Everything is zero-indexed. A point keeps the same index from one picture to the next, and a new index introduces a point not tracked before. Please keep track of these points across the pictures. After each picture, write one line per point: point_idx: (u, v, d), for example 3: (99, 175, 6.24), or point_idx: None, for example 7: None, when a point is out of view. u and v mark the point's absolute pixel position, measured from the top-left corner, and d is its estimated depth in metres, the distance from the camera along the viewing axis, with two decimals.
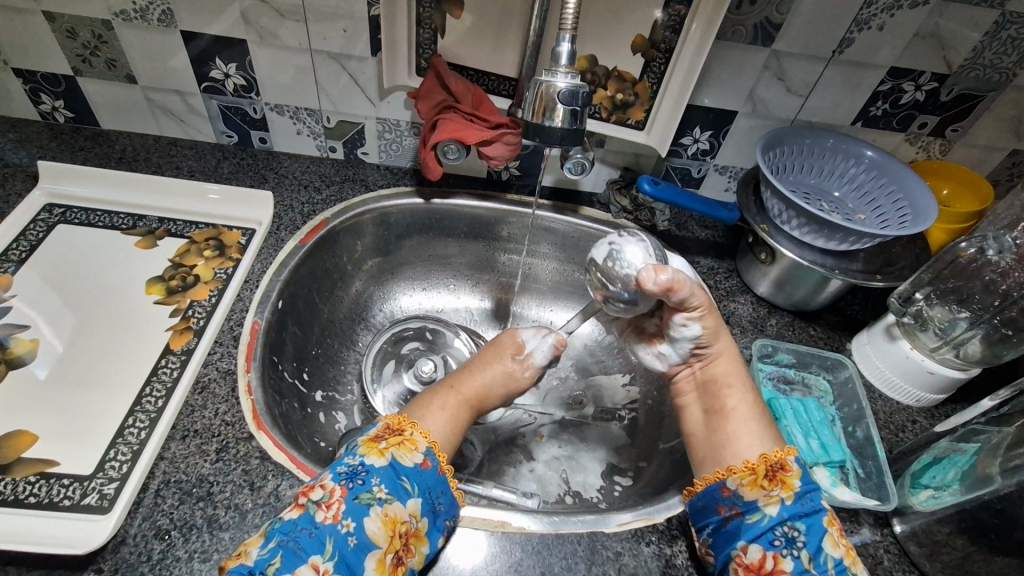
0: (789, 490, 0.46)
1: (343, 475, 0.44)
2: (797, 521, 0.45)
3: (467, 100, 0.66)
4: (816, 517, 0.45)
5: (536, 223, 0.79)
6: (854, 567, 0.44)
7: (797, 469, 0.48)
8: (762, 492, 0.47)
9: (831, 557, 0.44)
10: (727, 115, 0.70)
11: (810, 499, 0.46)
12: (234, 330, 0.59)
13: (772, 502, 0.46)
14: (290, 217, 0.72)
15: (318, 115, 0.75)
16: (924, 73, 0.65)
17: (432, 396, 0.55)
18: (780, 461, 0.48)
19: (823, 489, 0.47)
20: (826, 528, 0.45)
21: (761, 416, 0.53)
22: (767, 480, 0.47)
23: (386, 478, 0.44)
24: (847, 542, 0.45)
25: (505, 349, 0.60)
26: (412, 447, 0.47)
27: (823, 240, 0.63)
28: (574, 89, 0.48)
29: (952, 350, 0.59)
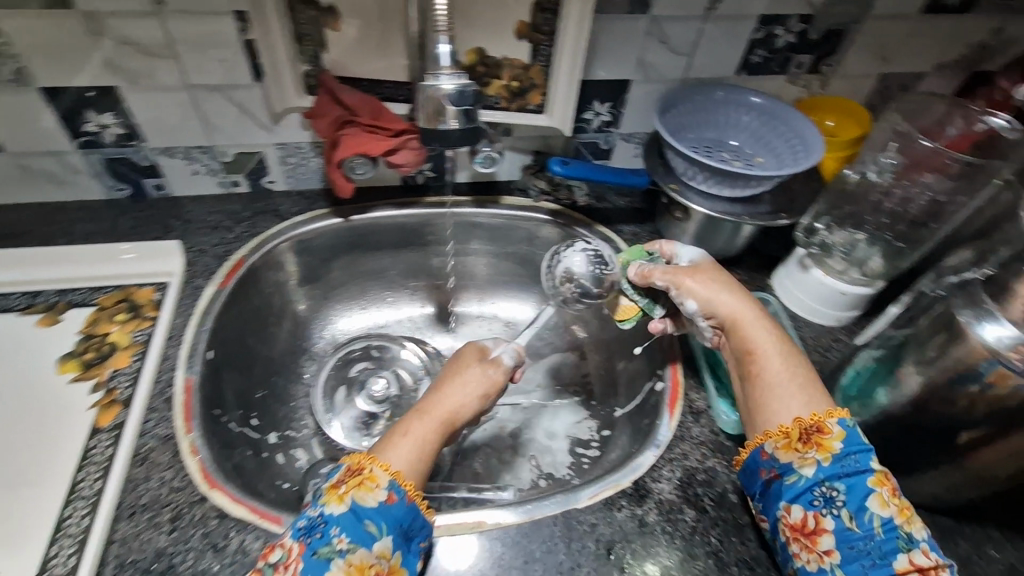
0: (826, 452, 0.45)
1: (303, 529, 0.43)
2: (836, 481, 0.44)
3: (365, 110, 0.64)
4: (861, 476, 0.44)
5: (461, 221, 0.79)
6: (907, 526, 0.42)
7: (838, 430, 0.46)
8: (797, 454, 0.46)
9: (877, 516, 0.42)
10: (622, 84, 0.72)
11: (854, 459, 0.44)
12: (167, 392, 0.56)
13: (807, 464, 0.45)
14: (204, 262, 0.69)
15: (212, 151, 0.71)
16: (791, 17, 0.69)
17: (397, 428, 0.51)
18: (816, 424, 0.47)
19: (870, 448, 0.45)
20: (872, 488, 0.43)
21: (799, 376, 0.50)
22: (803, 442, 0.46)
23: (347, 525, 0.42)
24: (900, 502, 0.43)
25: (470, 356, 0.58)
26: (374, 484, 0.45)
27: (729, 190, 0.66)
28: (460, 88, 0.49)
29: (857, 269, 0.64)
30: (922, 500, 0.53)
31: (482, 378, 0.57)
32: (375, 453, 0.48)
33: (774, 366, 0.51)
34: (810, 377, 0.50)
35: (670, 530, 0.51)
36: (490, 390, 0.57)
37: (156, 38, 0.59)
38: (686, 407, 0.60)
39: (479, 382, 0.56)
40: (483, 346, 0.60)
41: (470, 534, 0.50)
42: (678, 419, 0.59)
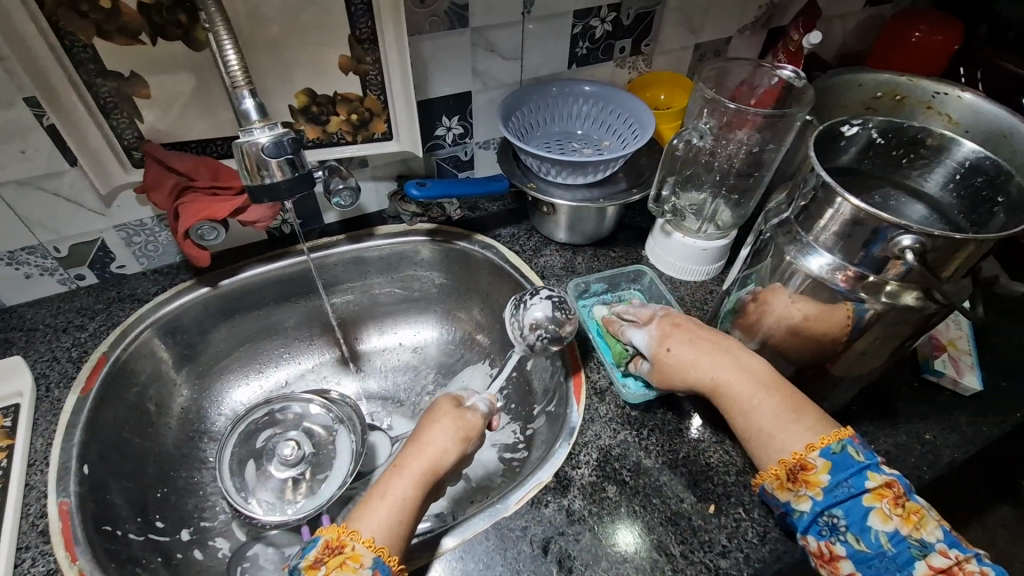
0: (816, 488, 0.45)
1: None
2: (833, 509, 0.44)
3: (202, 173, 0.62)
4: (855, 500, 0.44)
5: (339, 261, 0.77)
6: (915, 533, 0.42)
7: (822, 462, 0.45)
8: (792, 493, 0.47)
9: (882, 533, 0.42)
10: (464, 97, 0.74)
11: (847, 486, 0.44)
12: (39, 525, 0.51)
13: (803, 501, 0.46)
14: (59, 370, 0.62)
15: (41, 249, 0.65)
16: (602, 7, 0.74)
17: (374, 490, 0.49)
18: (800, 461, 0.46)
19: (860, 466, 0.44)
20: (869, 506, 0.43)
21: (785, 407, 0.49)
22: (792, 481, 0.46)
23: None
24: (905, 509, 0.43)
25: (444, 409, 0.55)
26: (356, 565, 0.44)
27: (582, 177, 0.70)
28: (277, 139, 0.47)
29: (711, 224, 0.70)
30: None
31: (462, 426, 0.54)
32: (354, 524, 0.46)
33: (753, 410, 0.50)
34: (791, 404, 0.49)
35: (596, 510, 0.53)
36: (470, 435, 0.54)
37: None
38: (590, 389, 0.63)
39: (453, 430, 0.53)
40: (455, 396, 0.58)
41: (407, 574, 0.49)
42: (585, 403, 0.62)
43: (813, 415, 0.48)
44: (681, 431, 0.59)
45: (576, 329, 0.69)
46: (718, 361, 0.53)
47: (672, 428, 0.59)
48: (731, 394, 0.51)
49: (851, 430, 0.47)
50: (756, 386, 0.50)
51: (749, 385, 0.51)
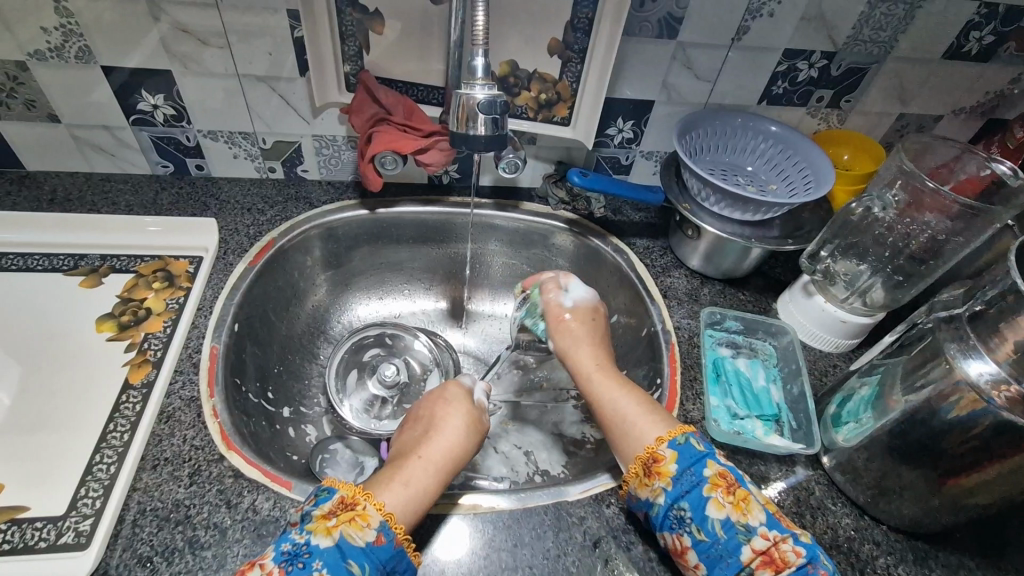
0: (666, 478, 0.49)
1: (285, 555, 0.43)
2: (681, 501, 0.48)
3: (399, 110, 0.69)
4: (697, 490, 0.48)
5: (479, 221, 0.82)
6: (743, 519, 0.46)
7: (669, 453, 0.50)
8: (648, 488, 0.50)
9: (717, 521, 0.46)
10: (646, 104, 0.75)
11: (689, 475, 0.49)
12: (193, 357, 0.60)
13: (657, 495, 0.49)
14: (237, 241, 0.73)
15: (253, 137, 0.75)
16: (814, 53, 0.72)
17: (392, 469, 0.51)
18: (652, 455, 0.51)
19: (701, 456, 0.50)
20: (707, 496, 0.47)
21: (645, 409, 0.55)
22: (647, 475, 0.50)
23: (329, 561, 0.42)
24: (735, 497, 0.47)
25: (461, 401, 0.60)
26: (364, 523, 0.45)
27: (740, 213, 0.69)
28: (492, 99, 0.54)
29: (859, 298, 0.67)
30: (902, 524, 0.55)
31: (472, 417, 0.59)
32: (370, 490, 0.48)
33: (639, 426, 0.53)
34: (641, 407, 0.55)
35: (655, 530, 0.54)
36: (478, 425, 0.59)
37: (212, 28, 0.63)
38: (681, 416, 0.63)
39: (463, 414, 0.58)
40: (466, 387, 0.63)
41: (462, 516, 0.53)
42: None
43: (660, 414, 0.55)
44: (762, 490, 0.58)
45: (684, 355, 0.68)
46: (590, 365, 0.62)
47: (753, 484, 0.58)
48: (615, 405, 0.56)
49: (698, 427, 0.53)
50: (624, 391, 0.57)
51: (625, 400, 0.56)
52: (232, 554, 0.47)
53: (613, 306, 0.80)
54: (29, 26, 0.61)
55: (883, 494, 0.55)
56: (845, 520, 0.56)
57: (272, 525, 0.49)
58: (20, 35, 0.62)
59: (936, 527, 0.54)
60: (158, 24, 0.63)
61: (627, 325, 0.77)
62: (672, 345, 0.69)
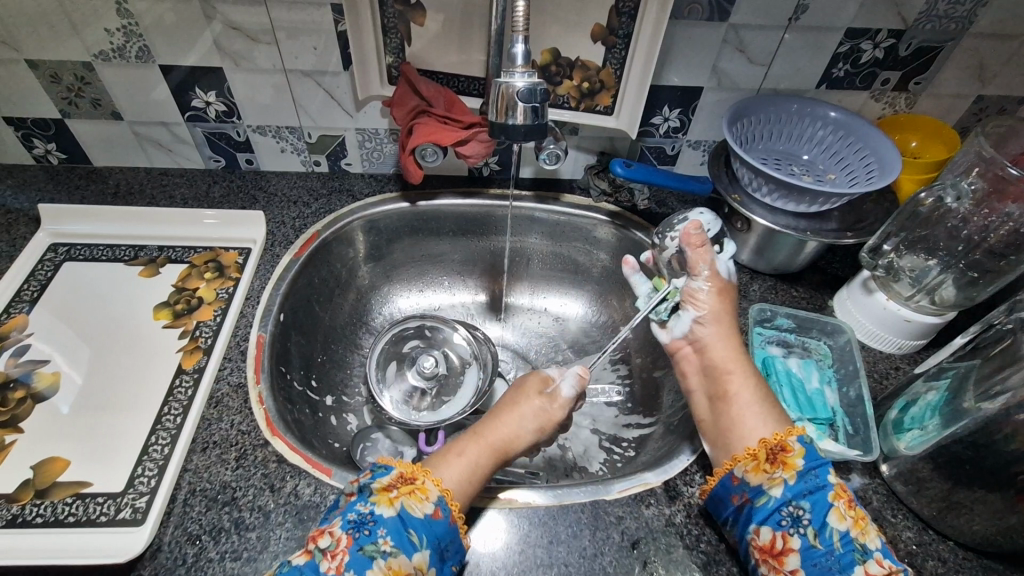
0: (791, 471, 0.48)
1: (351, 523, 0.44)
2: (802, 500, 0.46)
3: (440, 103, 0.69)
4: (821, 492, 0.46)
5: (519, 213, 0.81)
6: (862, 537, 0.44)
7: (798, 448, 0.49)
8: (766, 476, 0.48)
9: (836, 531, 0.45)
10: (693, 91, 0.72)
11: (814, 475, 0.47)
12: (241, 345, 0.62)
13: (775, 485, 0.48)
14: (282, 233, 0.75)
15: (299, 131, 0.77)
16: (880, 31, 0.67)
17: (454, 446, 0.54)
18: (780, 443, 0.49)
19: (826, 463, 0.48)
20: (831, 502, 0.46)
21: (771, 401, 0.54)
22: (768, 463, 0.49)
23: (392, 529, 0.44)
24: (857, 513, 0.46)
25: (529, 390, 0.61)
26: (423, 496, 0.46)
27: (794, 204, 0.65)
28: (531, 87, 0.53)
29: (927, 296, 0.62)
30: (971, 540, 0.51)
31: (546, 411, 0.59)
32: (429, 468, 0.50)
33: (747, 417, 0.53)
34: (766, 403, 0.54)
35: (696, 533, 0.52)
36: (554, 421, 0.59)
37: (261, 25, 0.65)
38: None
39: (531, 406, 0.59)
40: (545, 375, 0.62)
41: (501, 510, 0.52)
42: None
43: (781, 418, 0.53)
44: None
45: None
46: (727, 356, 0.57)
47: None
48: (735, 386, 0.55)
49: None
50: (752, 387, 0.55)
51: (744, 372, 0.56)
52: (275, 537, 0.49)
53: None
54: (94, 28, 0.64)
55: (951, 507, 0.51)
56: (905, 533, 0.53)
57: (313, 510, 0.50)
58: (86, 38, 0.65)
59: (1011, 547, 0.50)
60: (211, 22, 0.64)
61: None
62: None
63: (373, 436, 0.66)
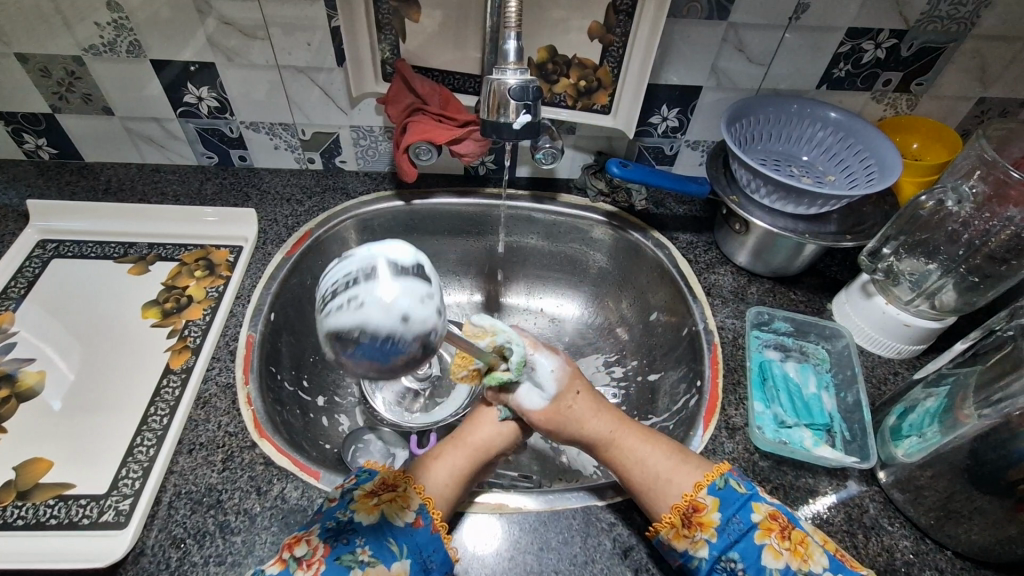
0: (710, 529, 0.46)
1: (329, 532, 0.44)
2: (729, 551, 0.45)
3: (434, 101, 0.68)
4: (746, 538, 0.46)
5: (515, 213, 0.80)
6: (805, 565, 0.44)
7: (710, 501, 0.47)
8: (688, 540, 0.47)
9: (775, 571, 0.44)
10: (692, 90, 0.71)
11: (735, 523, 0.46)
12: (230, 345, 0.62)
13: (700, 547, 0.46)
14: (275, 231, 0.74)
15: (293, 128, 0.76)
16: (882, 31, 0.66)
17: (431, 452, 0.53)
18: (692, 503, 0.47)
19: (744, 500, 0.47)
20: (760, 543, 0.45)
21: (673, 457, 0.51)
22: (686, 527, 0.47)
23: (372, 539, 0.44)
24: (792, 542, 0.45)
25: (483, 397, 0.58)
26: (406, 504, 0.46)
27: (793, 206, 0.65)
28: (524, 84, 0.52)
29: (927, 300, 0.61)
30: (968, 550, 0.50)
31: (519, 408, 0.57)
32: (411, 473, 0.49)
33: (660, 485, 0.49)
34: (677, 458, 0.51)
35: None
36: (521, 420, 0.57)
37: (254, 20, 0.64)
38: (722, 421, 0.59)
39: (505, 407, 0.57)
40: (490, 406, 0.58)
41: (492, 516, 0.52)
42: (713, 432, 0.58)
43: (694, 461, 0.51)
44: (808, 504, 0.54)
45: (727, 357, 0.65)
46: (609, 431, 0.53)
47: (798, 496, 0.54)
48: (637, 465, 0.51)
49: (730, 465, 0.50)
50: (646, 441, 0.52)
51: (638, 444, 0.52)
52: (261, 541, 0.48)
53: (653, 303, 0.76)
54: (85, 22, 0.63)
55: (948, 516, 0.50)
56: (902, 542, 0.52)
57: (300, 514, 0.50)
58: (77, 32, 0.64)
59: (1009, 557, 0.49)
60: (203, 18, 0.64)
61: (666, 323, 0.74)
62: (714, 346, 0.65)
63: (365, 438, 0.64)
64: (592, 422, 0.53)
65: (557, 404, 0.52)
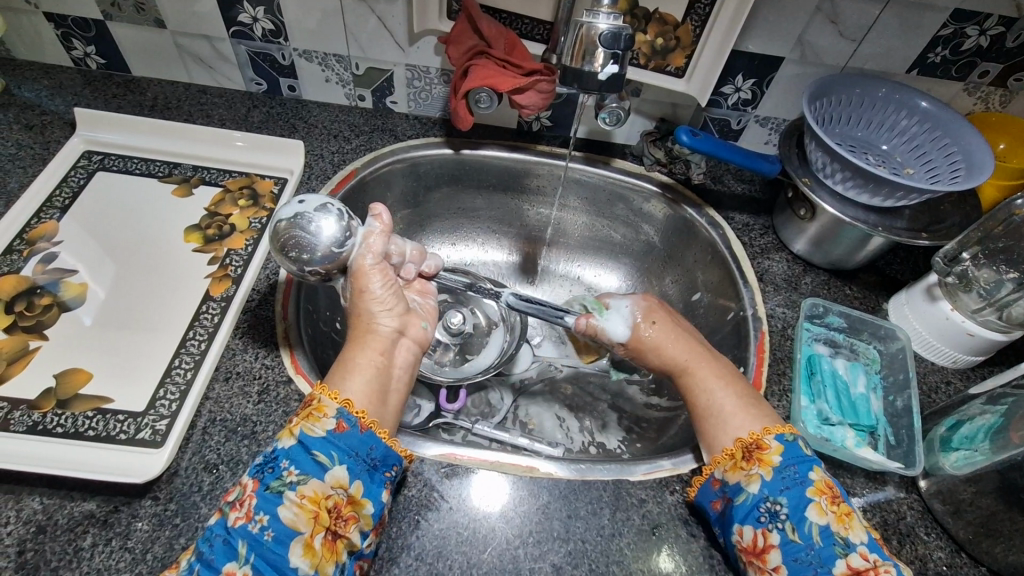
0: (767, 467, 0.46)
1: (256, 467, 0.41)
2: (779, 495, 0.45)
3: (499, 45, 0.64)
4: (799, 487, 0.44)
5: (567, 175, 0.77)
6: (845, 532, 0.42)
7: (776, 445, 0.47)
8: (743, 473, 0.47)
9: (815, 525, 0.43)
10: (773, 61, 0.67)
11: (793, 471, 0.45)
12: (271, 278, 0.61)
13: (752, 481, 0.46)
14: (320, 167, 0.72)
15: (347, 61, 0.73)
16: (991, 17, 0.61)
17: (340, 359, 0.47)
18: (756, 442, 0.48)
19: (808, 459, 0.46)
20: (809, 497, 0.44)
21: (741, 398, 0.52)
22: (745, 460, 0.47)
23: (295, 458, 0.41)
24: (838, 509, 0.44)
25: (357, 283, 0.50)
26: (321, 415, 0.43)
27: (868, 196, 0.61)
28: (616, 31, 0.48)
29: (996, 311, 0.57)
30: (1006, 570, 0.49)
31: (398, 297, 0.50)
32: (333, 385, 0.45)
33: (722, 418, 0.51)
34: (743, 399, 0.52)
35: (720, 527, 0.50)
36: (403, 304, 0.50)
37: None
38: None
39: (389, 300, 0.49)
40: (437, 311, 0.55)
41: (521, 477, 0.51)
42: None
43: (764, 410, 0.51)
44: None
45: (774, 347, 0.62)
46: (686, 359, 0.56)
47: None
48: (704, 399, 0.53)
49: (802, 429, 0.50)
50: (720, 377, 0.54)
51: (708, 377, 0.54)
52: None
53: (699, 283, 0.74)
54: None
55: (990, 534, 0.49)
56: (936, 553, 0.51)
57: None
58: None
59: None
60: None
61: (711, 305, 0.72)
62: (762, 334, 0.63)
63: None
64: (672, 349, 0.58)
65: (640, 329, 0.60)
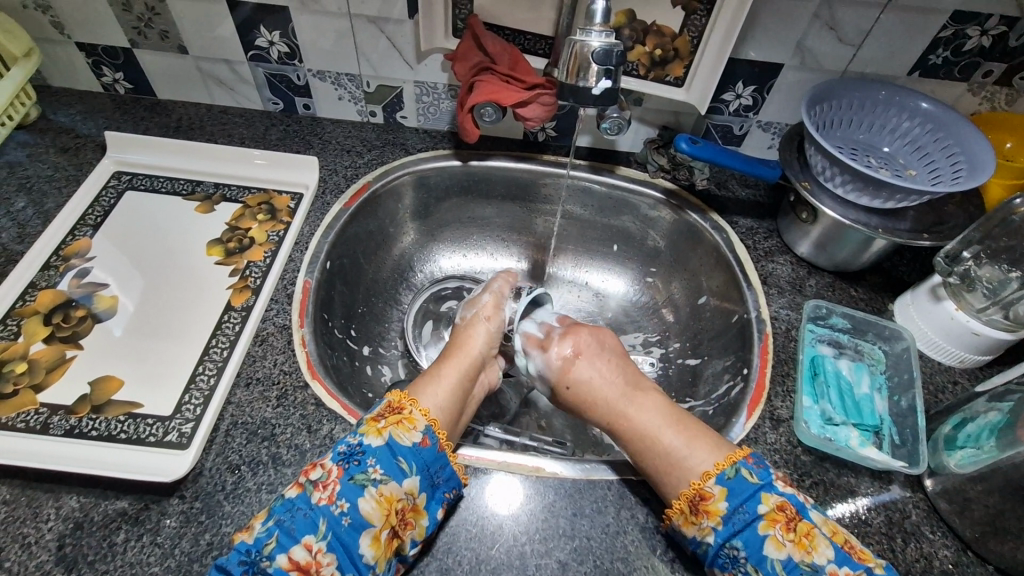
0: (716, 517, 0.46)
1: (341, 455, 0.46)
2: (733, 540, 0.45)
3: (503, 59, 0.67)
4: (750, 529, 0.45)
5: (571, 183, 0.79)
6: (808, 558, 0.43)
7: (718, 490, 0.47)
8: (696, 527, 0.47)
9: (777, 561, 0.44)
10: (772, 68, 0.68)
11: (742, 513, 0.46)
12: (288, 289, 0.64)
13: (706, 534, 0.46)
14: (335, 180, 0.75)
15: (359, 79, 0.76)
16: (992, 17, 0.61)
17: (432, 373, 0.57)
18: (699, 492, 0.48)
19: (754, 489, 0.47)
20: (764, 534, 0.45)
21: (685, 432, 0.52)
22: (693, 514, 0.47)
23: (382, 458, 0.46)
24: (797, 534, 0.44)
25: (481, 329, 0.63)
26: (411, 426, 0.48)
27: (869, 198, 0.62)
28: (608, 48, 0.50)
29: (1001, 310, 0.58)
30: (1013, 568, 0.49)
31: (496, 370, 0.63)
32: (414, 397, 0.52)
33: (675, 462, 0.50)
34: (687, 435, 0.52)
35: None
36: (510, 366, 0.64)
37: None
38: (767, 412, 0.58)
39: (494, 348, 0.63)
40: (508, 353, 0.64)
41: (526, 477, 0.53)
42: (756, 422, 0.58)
43: (709, 441, 0.52)
44: (847, 503, 0.53)
45: (778, 348, 0.63)
46: (629, 388, 0.58)
47: (838, 494, 0.54)
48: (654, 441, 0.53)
49: (746, 452, 0.49)
50: (665, 422, 0.54)
51: (651, 420, 0.54)
52: None
53: (704, 287, 0.75)
54: None
55: (996, 532, 0.49)
56: (943, 551, 0.51)
57: None
58: None
59: None
60: None
61: (716, 308, 0.72)
62: (766, 336, 0.64)
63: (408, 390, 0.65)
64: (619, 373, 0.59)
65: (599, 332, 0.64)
